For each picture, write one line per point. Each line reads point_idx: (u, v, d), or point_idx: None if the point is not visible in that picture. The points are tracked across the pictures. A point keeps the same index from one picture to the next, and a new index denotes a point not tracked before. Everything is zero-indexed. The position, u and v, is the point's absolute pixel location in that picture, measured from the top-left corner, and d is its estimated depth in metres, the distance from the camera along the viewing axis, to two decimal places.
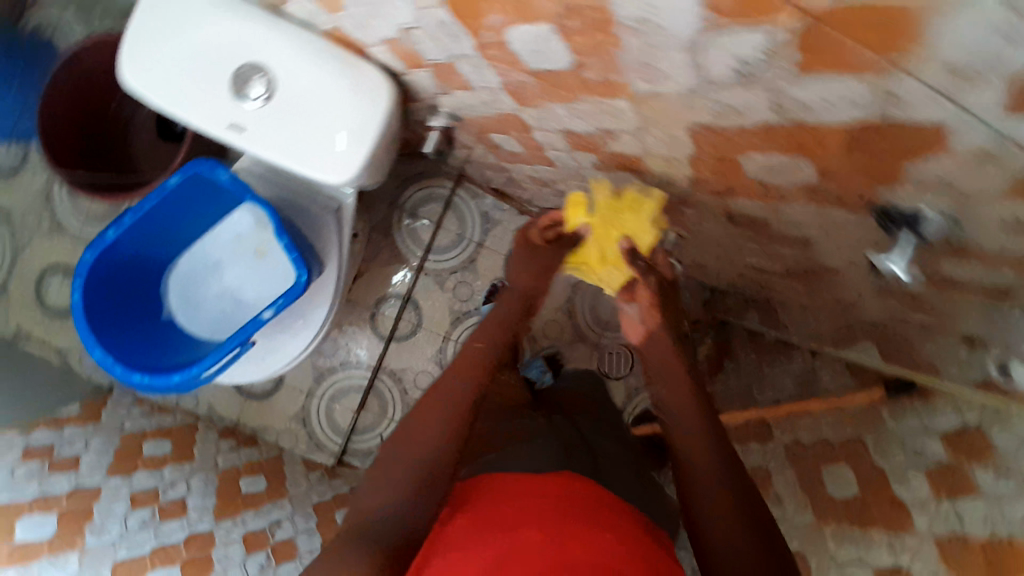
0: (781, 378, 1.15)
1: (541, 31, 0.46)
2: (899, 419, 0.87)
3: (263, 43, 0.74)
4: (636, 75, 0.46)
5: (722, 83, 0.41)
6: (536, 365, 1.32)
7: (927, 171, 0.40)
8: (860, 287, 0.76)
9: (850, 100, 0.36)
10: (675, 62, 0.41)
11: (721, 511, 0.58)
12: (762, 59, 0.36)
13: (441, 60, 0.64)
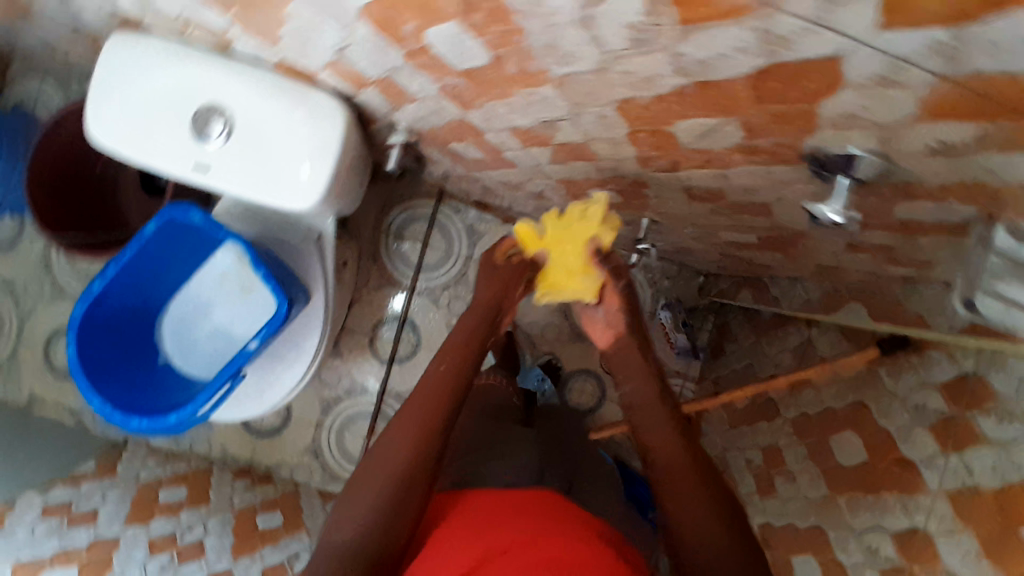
0: (781, 353, 1.13)
1: (453, 31, 0.48)
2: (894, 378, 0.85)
3: (215, 84, 0.77)
4: (548, 60, 0.47)
5: (624, 52, 0.41)
6: (534, 374, 1.39)
7: (839, 108, 0.40)
8: (830, 246, 0.76)
9: (740, 46, 0.36)
10: (575, 38, 0.42)
11: (692, 496, 0.63)
12: (649, 20, 0.37)
13: (380, 75, 0.66)
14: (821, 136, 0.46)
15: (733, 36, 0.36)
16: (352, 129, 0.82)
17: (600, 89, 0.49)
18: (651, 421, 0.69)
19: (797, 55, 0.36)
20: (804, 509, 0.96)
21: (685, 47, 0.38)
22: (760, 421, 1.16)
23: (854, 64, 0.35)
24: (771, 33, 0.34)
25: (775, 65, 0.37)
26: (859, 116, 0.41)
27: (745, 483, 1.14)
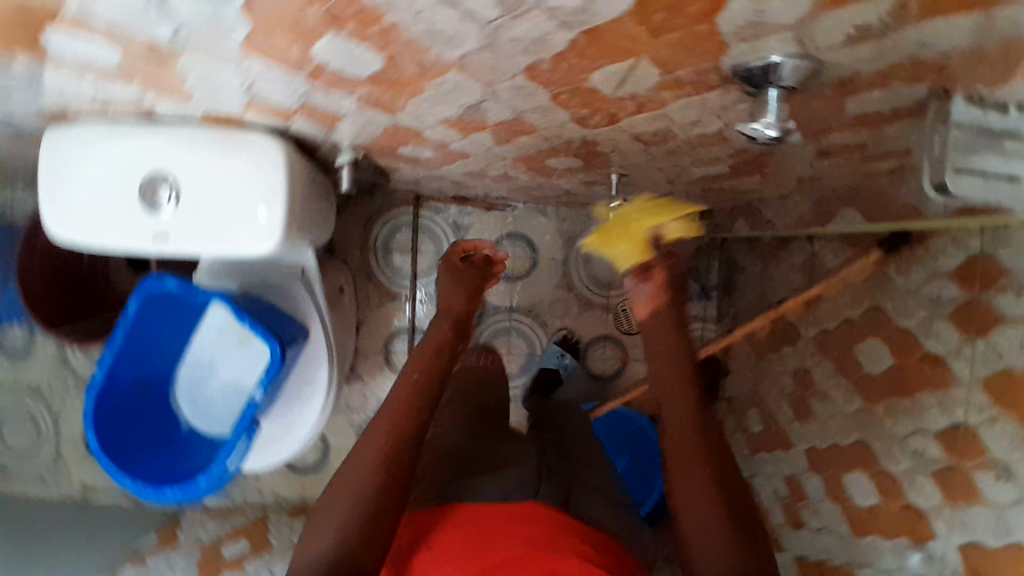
0: (790, 276, 1.10)
1: (337, 44, 0.46)
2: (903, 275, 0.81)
3: (149, 152, 0.77)
4: (438, 48, 0.45)
5: (502, 20, 0.39)
6: (552, 353, 1.41)
7: (738, 16, 0.37)
8: (800, 157, 0.72)
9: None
10: (448, 19, 0.40)
11: (700, 498, 0.62)
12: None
13: (299, 103, 0.64)
14: (735, 51, 0.43)
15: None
16: (295, 161, 0.82)
17: (502, 63, 0.47)
18: (671, 410, 0.68)
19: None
20: (842, 429, 0.93)
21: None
22: (785, 348, 1.13)
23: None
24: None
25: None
26: (763, 19, 0.38)
27: (784, 413, 1.11)
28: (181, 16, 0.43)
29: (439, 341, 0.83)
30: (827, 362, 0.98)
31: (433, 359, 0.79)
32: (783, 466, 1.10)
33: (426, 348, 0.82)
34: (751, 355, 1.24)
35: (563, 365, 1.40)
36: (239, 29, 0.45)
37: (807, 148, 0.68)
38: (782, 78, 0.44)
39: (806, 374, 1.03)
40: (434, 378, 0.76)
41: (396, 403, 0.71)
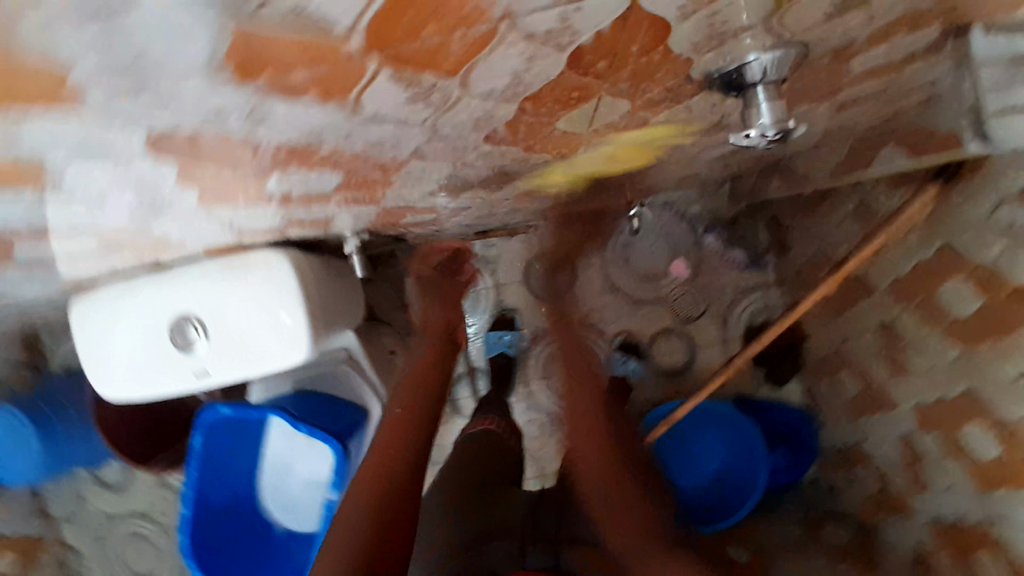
0: (849, 224, 1.02)
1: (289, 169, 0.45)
2: (974, 199, 0.73)
3: (168, 299, 0.79)
4: (390, 137, 0.43)
5: (437, 96, 0.37)
6: (617, 360, 1.37)
7: (690, 24, 0.33)
8: (814, 117, 0.67)
9: (528, 33, 0.31)
10: (384, 111, 0.37)
11: (602, 479, 0.82)
12: (422, 61, 0.32)
13: (292, 219, 0.64)
14: (700, 56, 0.38)
15: (510, 24, 0.30)
16: (307, 262, 0.82)
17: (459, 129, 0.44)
18: (589, 426, 0.91)
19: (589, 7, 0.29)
20: (943, 380, 0.84)
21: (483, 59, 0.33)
22: (862, 301, 1.04)
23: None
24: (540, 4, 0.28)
25: (581, 28, 0.31)
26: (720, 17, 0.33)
27: (877, 370, 1.03)
28: (129, 193, 0.43)
29: (423, 375, 0.96)
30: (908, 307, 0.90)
31: (424, 393, 0.92)
32: (890, 428, 1.01)
33: (415, 384, 0.94)
34: (826, 312, 1.18)
35: (628, 371, 1.37)
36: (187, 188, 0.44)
37: (819, 110, 0.63)
38: (764, 75, 0.39)
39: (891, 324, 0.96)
40: (424, 403, 0.90)
41: (400, 437, 0.83)
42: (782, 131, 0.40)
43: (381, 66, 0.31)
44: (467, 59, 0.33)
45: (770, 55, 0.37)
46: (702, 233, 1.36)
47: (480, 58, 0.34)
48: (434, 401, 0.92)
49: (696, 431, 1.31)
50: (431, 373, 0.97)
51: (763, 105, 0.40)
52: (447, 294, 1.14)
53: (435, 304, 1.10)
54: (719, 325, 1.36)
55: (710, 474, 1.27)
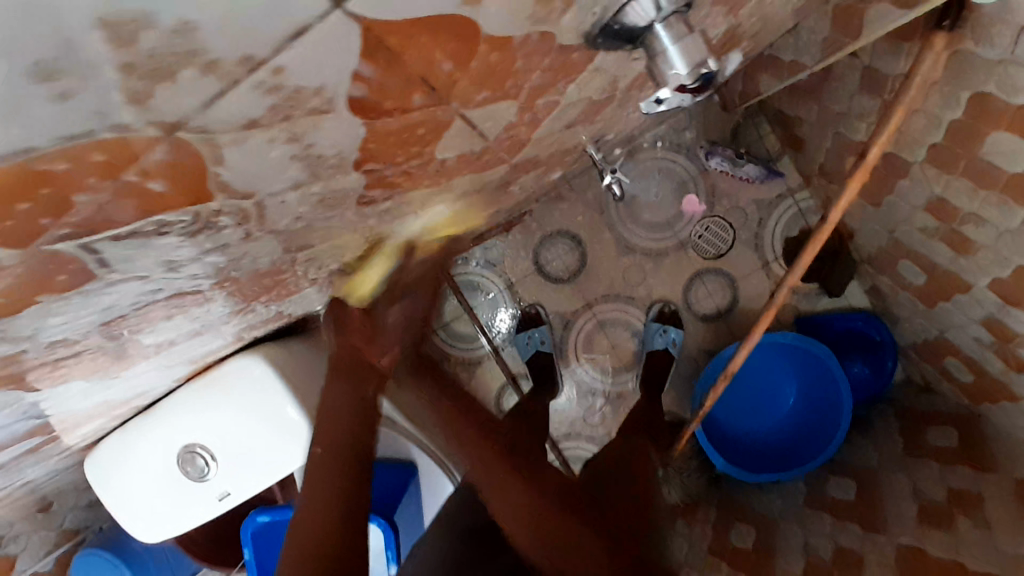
0: (857, 100, 0.88)
1: (199, 256, 0.40)
2: (987, 42, 0.64)
3: (165, 438, 0.74)
4: (283, 198, 0.39)
5: (264, 159, 0.33)
6: (655, 331, 1.23)
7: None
8: (764, 9, 0.58)
9: (280, 83, 0.27)
10: (262, 174, 0.35)
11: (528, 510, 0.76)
12: (167, 171, 0.29)
13: (253, 314, 0.61)
14: (569, 20, 0.35)
15: (273, 80, 0.26)
16: (287, 349, 0.78)
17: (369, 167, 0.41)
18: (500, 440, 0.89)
19: (302, 45, 0.25)
20: (1014, 246, 0.77)
21: (285, 121, 0.30)
22: (901, 179, 0.92)
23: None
24: (271, 56, 0.25)
25: (391, 49, 0.29)
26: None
27: (940, 251, 0.92)
28: (56, 331, 0.38)
29: (342, 406, 0.73)
30: (954, 170, 0.80)
31: (342, 426, 0.70)
32: (971, 308, 0.92)
33: (334, 420, 0.71)
34: (862, 201, 1.05)
35: (672, 342, 1.23)
36: (113, 301, 0.40)
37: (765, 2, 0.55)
38: (658, 10, 0.36)
39: (940, 196, 0.86)
40: (342, 439, 0.69)
41: (319, 484, 0.64)
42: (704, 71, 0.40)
43: (168, 160, 0.28)
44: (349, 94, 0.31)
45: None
46: (705, 158, 1.24)
47: (318, 119, 0.32)
48: (359, 436, 0.71)
49: (761, 371, 1.23)
50: (352, 404, 0.74)
51: (670, 48, 0.38)
52: (359, 322, 0.83)
53: (355, 335, 0.81)
54: (755, 249, 1.24)
55: (790, 410, 1.21)
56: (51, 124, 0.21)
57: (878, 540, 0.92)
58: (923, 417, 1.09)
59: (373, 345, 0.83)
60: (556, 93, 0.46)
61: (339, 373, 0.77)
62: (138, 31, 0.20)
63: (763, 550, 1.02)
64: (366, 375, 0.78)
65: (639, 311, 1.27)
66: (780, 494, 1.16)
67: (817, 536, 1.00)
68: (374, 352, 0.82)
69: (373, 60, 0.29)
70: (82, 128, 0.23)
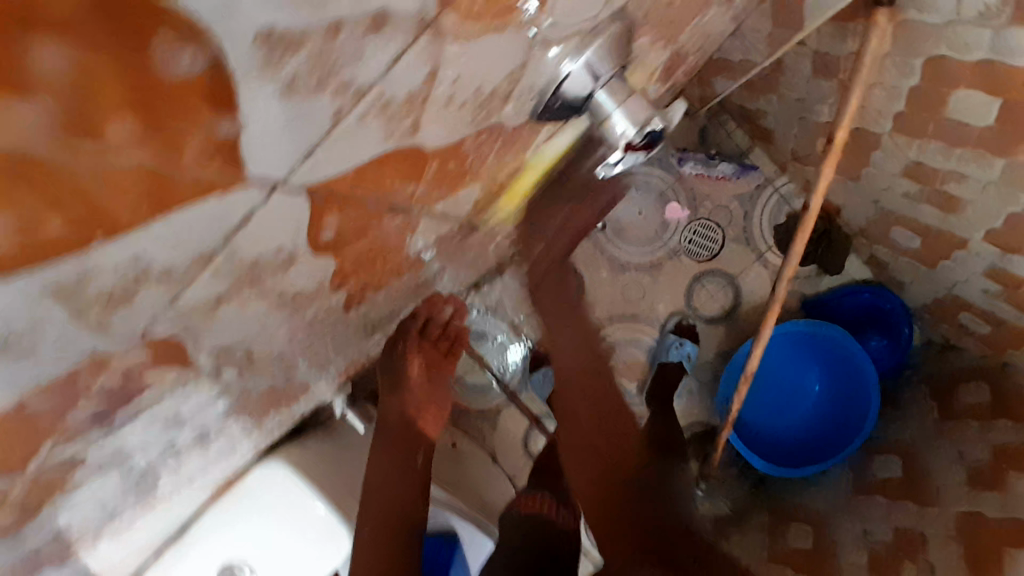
0: (814, 85, 0.90)
1: (205, 401, 0.40)
2: (926, 12, 0.66)
3: (203, 557, 0.70)
4: (279, 327, 0.40)
5: (244, 317, 0.34)
6: (670, 344, 1.24)
7: (478, 90, 0.32)
8: (701, 30, 0.60)
9: (238, 260, 0.29)
10: (247, 318, 0.35)
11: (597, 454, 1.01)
12: (157, 353, 0.30)
13: (273, 419, 0.61)
14: (512, 108, 0.37)
15: (227, 262, 0.29)
16: (303, 447, 0.76)
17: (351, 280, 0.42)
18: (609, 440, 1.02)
19: (248, 231, 0.28)
20: (1001, 195, 0.78)
21: (257, 281, 0.32)
22: (873, 152, 0.93)
23: (343, 141, 0.28)
24: (219, 246, 0.27)
25: (342, 194, 0.32)
26: (447, 106, 0.32)
27: (928, 214, 0.92)
28: (76, 506, 0.38)
29: (389, 481, 0.76)
30: (924, 135, 0.81)
31: (387, 496, 0.75)
32: (972, 263, 0.91)
33: (382, 492, 0.75)
34: (842, 178, 1.06)
35: (687, 354, 1.23)
36: (127, 466, 0.39)
37: (700, 25, 0.57)
38: (597, 79, 0.36)
39: (917, 163, 0.87)
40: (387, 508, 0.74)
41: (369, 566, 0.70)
42: (650, 130, 0.40)
43: (147, 350, 0.30)
44: (323, 235, 0.34)
45: (592, 53, 0.34)
46: (678, 165, 1.26)
47: (281, 268, 0.33)
48: (402, 503, 0.75)
49: (783, 361, 1.21)
50: (394, 473, 0.77)
51: (615, 111, 0.38)
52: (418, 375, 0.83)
53: (415, 391, 0.83)
54: (746, 244, 1.24)
55: (818, 398, 1.20)
56: (36, 368, 0.25)
57: (935, 511, 0.90)
58: (951, 377, 1.07)
59: (429, 402, 0.85)
60: (515, 161, 0.47)
61: (389, 441, 0.80)
62: (84, 281, 0.23)
63: (822, 545, 1.00)
64: (414, 442, 0.81)
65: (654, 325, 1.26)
66: (825, 487, 1.13)
67: (874, 521, 0.98)
68: (428, 416, 0.85)
69: (328, 208, 0.32)
70: (65, 359, 0.26)
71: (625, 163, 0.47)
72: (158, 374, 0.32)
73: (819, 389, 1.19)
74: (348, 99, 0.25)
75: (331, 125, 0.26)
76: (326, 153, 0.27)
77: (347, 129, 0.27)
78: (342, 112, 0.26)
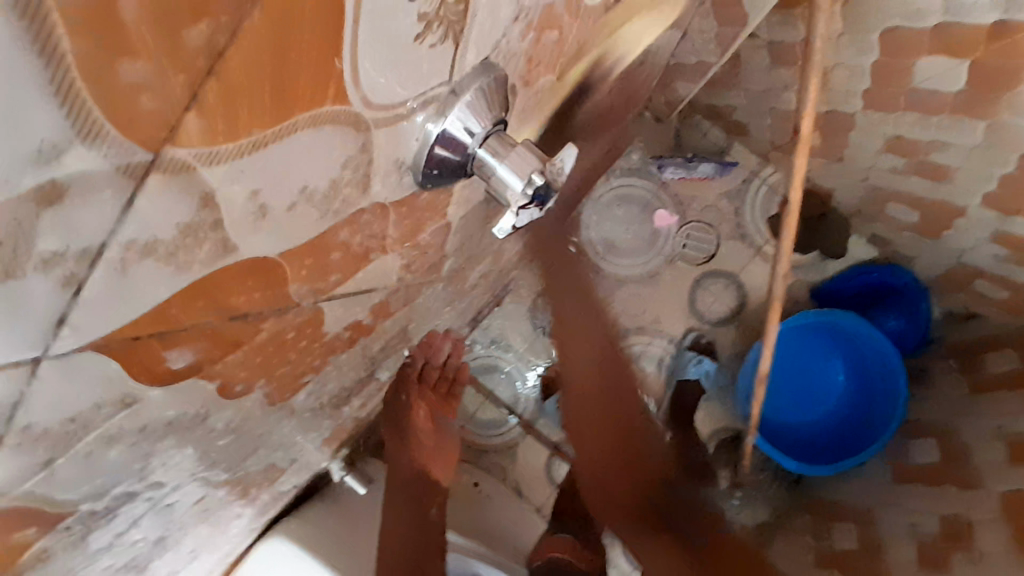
0: (776, 73, 0.87)
1: (126, 530, 0.34)
2: None
3: None
4: None
5: (102, 467, 0.27)
6: (688, 360, 1.21)
7: (333, 180, 0.27)
8: (625, 47, 0.59)
9: (44, 428, 0.23)
10: None
11: None
12: (19, 522, 0.25)
13: (269, 490, 0.61)
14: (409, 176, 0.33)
15: (33, 434, 0.22)
16: (305, 519, 0.74)
17: (288, 373, 0.39)
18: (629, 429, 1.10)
19: (33, 404, 0.21)
20: (989, 158, 0.74)
21: (83, 439, 0.25)
22: (849, 131, 0.90)
23: (113, 295, 0.21)
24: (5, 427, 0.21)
25: (183, 323, 0.25)
26: (265, 218, 0.25)
27: (919, 185, 0.89)
28: None
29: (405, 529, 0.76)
30: (895, 108, 0.79)
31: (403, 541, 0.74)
32: (975, 229, 0.87)
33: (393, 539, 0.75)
34: (824, 161, 1.03)
35: (705, 371, 1.21)
36: None
37: (620, 46, 0.56)
38: (474, 136, 0.33)
39: (897, 137, 0.83)
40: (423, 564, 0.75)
41: None
42: (535, 186, 0.35)
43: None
44: (172, 365, 0.27)
45: (462, 109, 0.31)
46: (659, 172, 1.23)
47: (148, 404, 0.27)
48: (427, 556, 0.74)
49: (801, 356, 1.17)
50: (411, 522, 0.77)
51: (499, 167, 0.34)
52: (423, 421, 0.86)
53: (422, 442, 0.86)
54: (742, 239, 1.21)
55: (843, 388, 1.15)
56: None
57: (979, 496, 0.84)
58: (977, 347, 1.02)
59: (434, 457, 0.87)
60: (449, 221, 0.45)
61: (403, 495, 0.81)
62: None
63: (868, 545, 0.95)
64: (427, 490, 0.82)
65: (671, 339, 1.22)
66: (868, 480, 1.06)
67: (918, 512, 0.92)
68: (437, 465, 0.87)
69: (170, 343, 0.25)
70: None
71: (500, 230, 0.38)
72: (39, 547, 0.28)
73: (841, 378, 1.15)
74: (75, 264, 0.19)
75: (74, 297, 0.20)
76: (89, 312, 0.21)
77: (103, 291, 0.20)
78: (88, 251, 0.19)
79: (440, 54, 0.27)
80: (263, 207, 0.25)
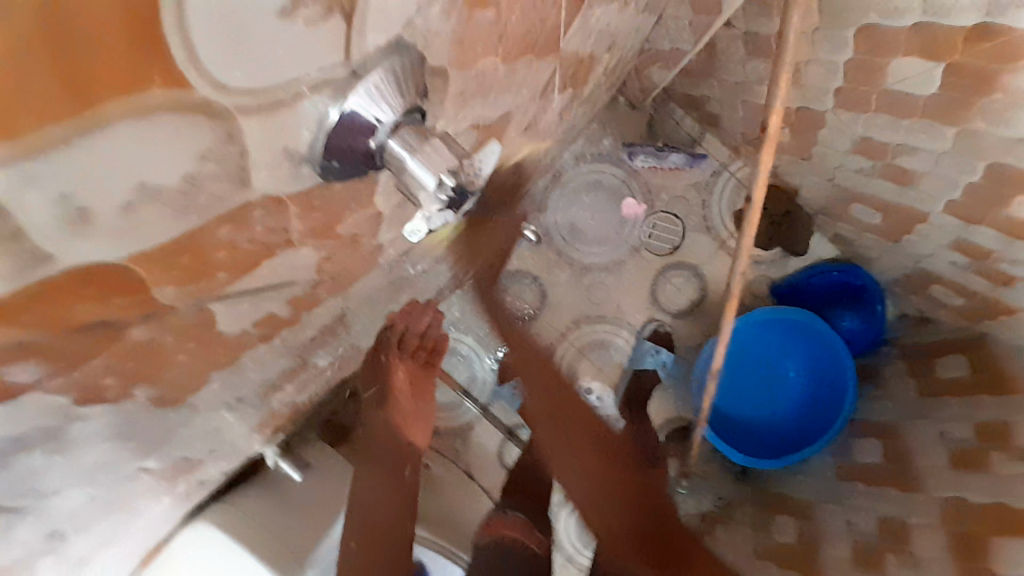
0: (749, 65, 0.86)
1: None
2: None
3: None
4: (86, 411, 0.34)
5: None
6: (646, 351, 1.19)
7: (185, 175, 0.26)
8: (582, 27, 0.57)
9: None
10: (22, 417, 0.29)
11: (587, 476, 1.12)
12: None
13: (189, 478, 0.58)
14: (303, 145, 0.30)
15: None
16: (234, 505, 0.71)
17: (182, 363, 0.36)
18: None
19: None
20: (957, 165, 0.73)
21: None
22: (820, 130, 0.88)
23: None
24: None
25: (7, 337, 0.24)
26: (89, 222, 0.23)
27: (885, 188, 0.88)
28: None
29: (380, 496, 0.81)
30: (866, 110, 0.77)
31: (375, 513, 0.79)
32: (936, 236, 0.87)
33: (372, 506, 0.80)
34: (795, 158, 1.01)
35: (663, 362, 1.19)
36: None
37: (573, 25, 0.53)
38: (381, 125, 0.32)
39: (865, 138, 0.82)
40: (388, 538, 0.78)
41: None
42: (452, 188, 0.35)
43: None
44: (12, 380, 0.26)
45: (369, 85, 0.31)
46: (629, 159, 1.22)
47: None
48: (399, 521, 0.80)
49: (757, 349, 1.17)
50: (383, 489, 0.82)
51: (408, 159, 0.33)
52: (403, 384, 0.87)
53: (402, 404, 0.87)
54: (707, 231, 1.20)
55: (796, 383, 1.16)
56: None
57: (921, 497, 0.86)
58: (927, 351, 1.03)
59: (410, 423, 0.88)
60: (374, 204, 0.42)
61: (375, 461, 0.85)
62: None
63: (809, 538, 0.96)
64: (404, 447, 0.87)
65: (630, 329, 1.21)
66: (812, 472, 1.08)
67: (859, 510, 0.93)
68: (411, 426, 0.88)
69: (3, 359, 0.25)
70: None
71: (431, 222, 0.40)
72: None
73: (794, 371, 1.16)
74: None
75: None
76: None
77: None
78: None
79: (313, 38, 0.26)
80: (84, 211, 0.23)
